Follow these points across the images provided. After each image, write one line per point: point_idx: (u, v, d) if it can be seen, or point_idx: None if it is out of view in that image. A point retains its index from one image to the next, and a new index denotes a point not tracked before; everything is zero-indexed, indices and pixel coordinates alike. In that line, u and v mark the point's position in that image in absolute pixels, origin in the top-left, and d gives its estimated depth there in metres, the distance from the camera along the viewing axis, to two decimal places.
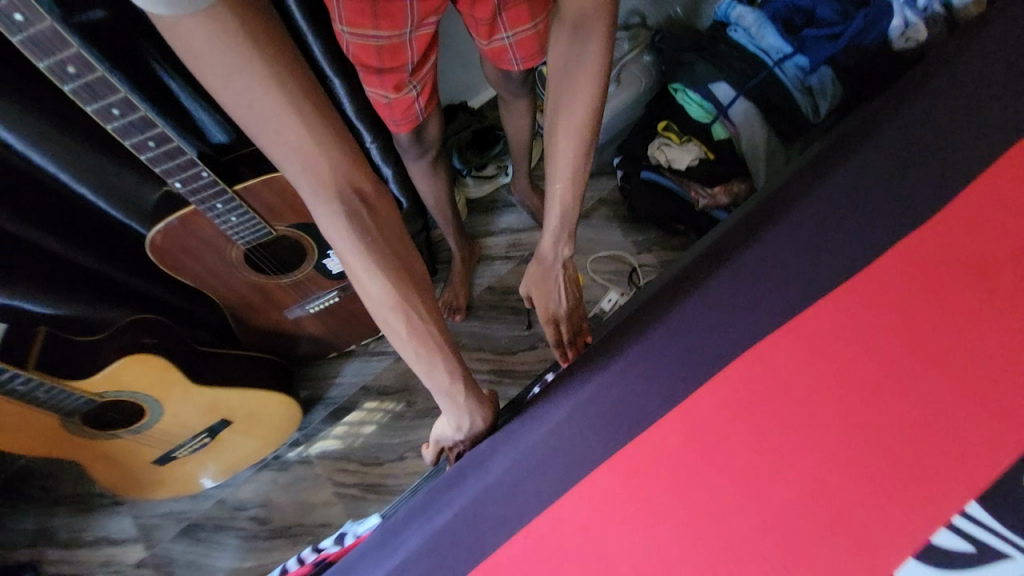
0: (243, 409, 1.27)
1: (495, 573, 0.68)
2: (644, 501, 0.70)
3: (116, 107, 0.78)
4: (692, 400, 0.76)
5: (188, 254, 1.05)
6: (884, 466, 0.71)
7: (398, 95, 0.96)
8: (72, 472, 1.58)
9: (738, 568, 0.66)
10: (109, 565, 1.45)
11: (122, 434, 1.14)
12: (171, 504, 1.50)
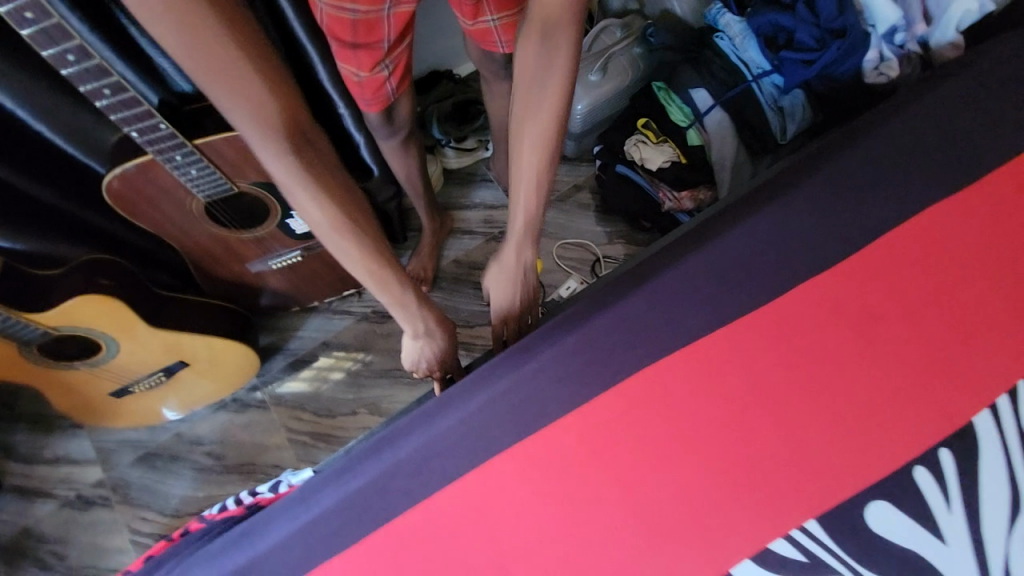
0: (199, 354, 1.32)
1: (395, 535, 0.78)
2: (532, 489, 0.79)
3: (72, 54, 0.77)
4: (592, 406, 0.82)
5: (147, 201, 1.06)
6: (745, 481, 0.80)
7: (370, 75, 0.97)
8: (32, 394, 1.63)
9: (602, 553, 0.77)
10: (67, 482, 1.54)
11: (77, 366, 1.19)
12: (129, 432, 1.57)
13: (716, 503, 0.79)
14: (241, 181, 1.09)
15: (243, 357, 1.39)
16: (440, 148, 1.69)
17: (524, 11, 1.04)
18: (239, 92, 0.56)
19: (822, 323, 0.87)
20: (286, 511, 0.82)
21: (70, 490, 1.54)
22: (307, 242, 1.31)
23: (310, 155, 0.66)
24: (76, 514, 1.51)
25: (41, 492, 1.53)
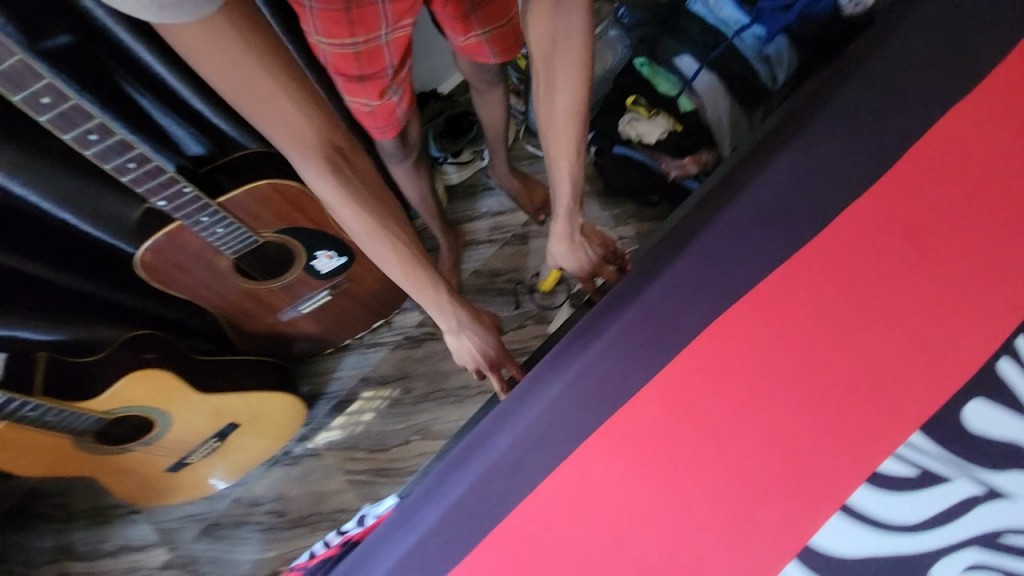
0: (249, 412, 1.31)
1: (508, 533, 0.79)
2: (630, 461, 0.80)
3: (94, 133, 0.78)
4: (672, 366, 0.84)
5: (178, 269, 1.07)
6: (840, 411, 0.80)
7: (381, 102, 0.99)
8: (81, 490, 1.62)
9: (712, 508, 0.78)
10: (135, 570, 1.51)
11: (134, 447, 1.17)
12: (187, 508, 1.55)
13: (815, 437, 0.79)
14: (264, 231, 1.10)
15: (291, 407, 1.37)
16: (440, 166, 1.71)
17: (510, 21, 1.08)
18: (280, 117, 0.66)
19: (868, 246, 0.88)
20: (392, 534, 0.83)
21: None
22: (333, 280, 1.32)
23: (347, 172, 0.75)
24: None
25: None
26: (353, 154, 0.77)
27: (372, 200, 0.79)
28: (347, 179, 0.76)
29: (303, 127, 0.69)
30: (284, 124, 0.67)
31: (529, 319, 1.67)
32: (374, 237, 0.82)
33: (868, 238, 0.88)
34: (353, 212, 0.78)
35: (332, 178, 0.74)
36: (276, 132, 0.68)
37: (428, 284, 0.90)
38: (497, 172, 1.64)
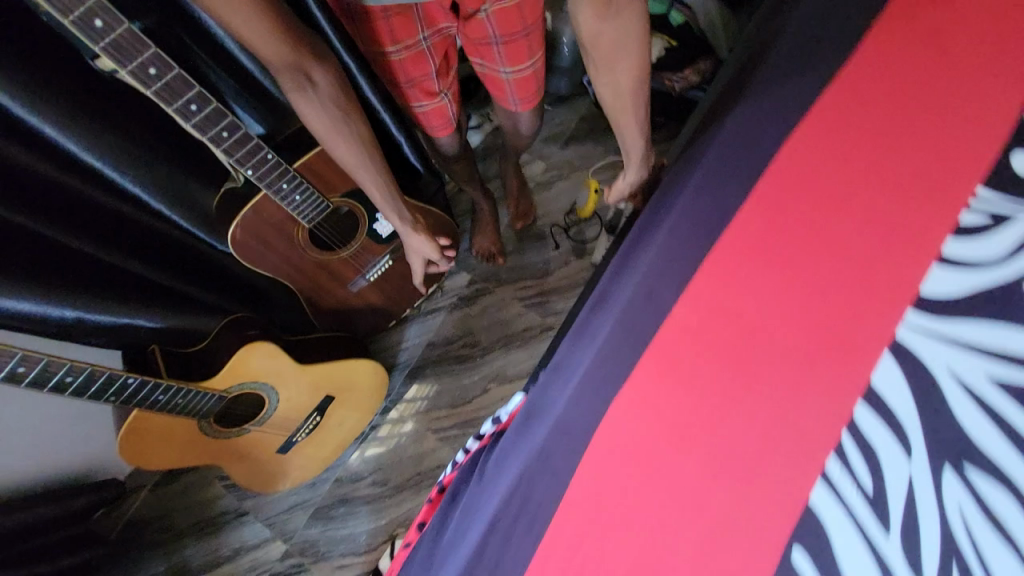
0: (342, 383, 1.36)
1: (636, 382, 0.72)
2: (742, 276, 0.78)
3: (194, 103, 0.85)
4: (762, 183, 0.86)
5: (263, 243, 1.13)
6: (919, 180, 0.81)
7: (432, 102, 1.15)
8: (181, 509, 1.65)
9: (831, 306, 0.73)
10: (255, 568, 1.54)
11: (249, 427, 1.23)
12: (293, 496, 1.61)
13: (922, 209, 0.78)
14: (334, 197, 1.18)
15: (376, 376, 1.42)
16: None
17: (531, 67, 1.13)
18: (250, 31, 0.76)
19: (912, 55, 0.92)
20: (533, 413, 0.79)
21: (260, 574, 1.53)
22: (393, 244, 1.39)
23: (308, 92, 0.86)
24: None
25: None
26: (318, 73, 0.86)
27: (338, 124, 0.92)
28: (308, 97, 0.87)
29: (261, 37, 0.77)
30: (252, 38, 0.77)
31: (572, 256, 1.76)
32: (337, 139, 0.93)
33: (911, 45, 0.93)
34: (319, 114, 0.89)
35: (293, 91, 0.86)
36: (253, 39, 0.78)
37: (372, 185, 1.03)
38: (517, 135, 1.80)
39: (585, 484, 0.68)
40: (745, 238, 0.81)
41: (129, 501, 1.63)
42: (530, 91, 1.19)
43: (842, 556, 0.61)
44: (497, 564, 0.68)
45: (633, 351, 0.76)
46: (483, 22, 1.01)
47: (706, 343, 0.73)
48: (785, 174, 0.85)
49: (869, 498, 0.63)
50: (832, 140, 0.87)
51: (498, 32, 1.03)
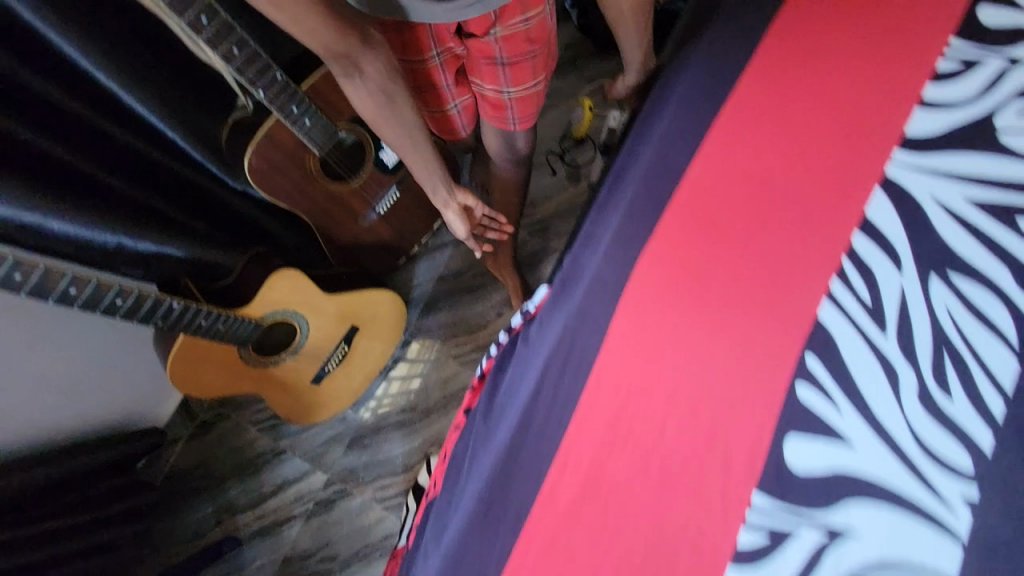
0: (366, 313, 1.43)
1: (660, 238, 0.80)
2: (748, 138, 0.85)
3: (205, 15, 0.87)
4: (758, 56, 0.91)
5: (278, 172, 1.14)
6: (901, 35, 0.87)
7: (444, 115, 1.18)
8: (219, 456, 1.72)
9: (826, 155, 0.81)
10: (302, 498, 1.64)
11: (284, 357, 1.30)
12: (328, 431, 1.69)
13: (902, 61, 0.85)
14: (340, 122, 1.21)
15: (394, 306, 1.49)
16: None
17: (535, 86, 1.11)
18: (304, 30, 0.73)
19: None
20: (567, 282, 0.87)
21: (307, 502, 1.64)
22: (399, 174, 1.42)
23: (357, 81, 0.84)
24: (324, 517, 1.62)
25: (284, 518, 1.62)
26: (366, 61, 0.83)
27: (389, 111, 0.91)
28: (358, 88, 0.86)
29: (319, 36, 0.75)
30: (307, 35, 0.74)
31: (570, 181, 1.81)
32: (382, 123, 0.93)
33: None
34: (368, 100, 0.88)
35: (344, 82, 0.84)
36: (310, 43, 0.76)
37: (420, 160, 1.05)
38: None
39: (623, 326, 0.76)
40: (749, 106, 0.87)
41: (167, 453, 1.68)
42: (531, 109, 1.16)
43: (849, 357, 0.70)
44: (553, 400, 0.75)
45: (654, 213, 0.83)
46: (491, 46, 1.01)
47: (720, 200, 0.81)
48: (782, 44, 0.91)
49: (869, 310, 0.72)
50: (820, 10, 0.92)
51: (502, 49, 1.02)
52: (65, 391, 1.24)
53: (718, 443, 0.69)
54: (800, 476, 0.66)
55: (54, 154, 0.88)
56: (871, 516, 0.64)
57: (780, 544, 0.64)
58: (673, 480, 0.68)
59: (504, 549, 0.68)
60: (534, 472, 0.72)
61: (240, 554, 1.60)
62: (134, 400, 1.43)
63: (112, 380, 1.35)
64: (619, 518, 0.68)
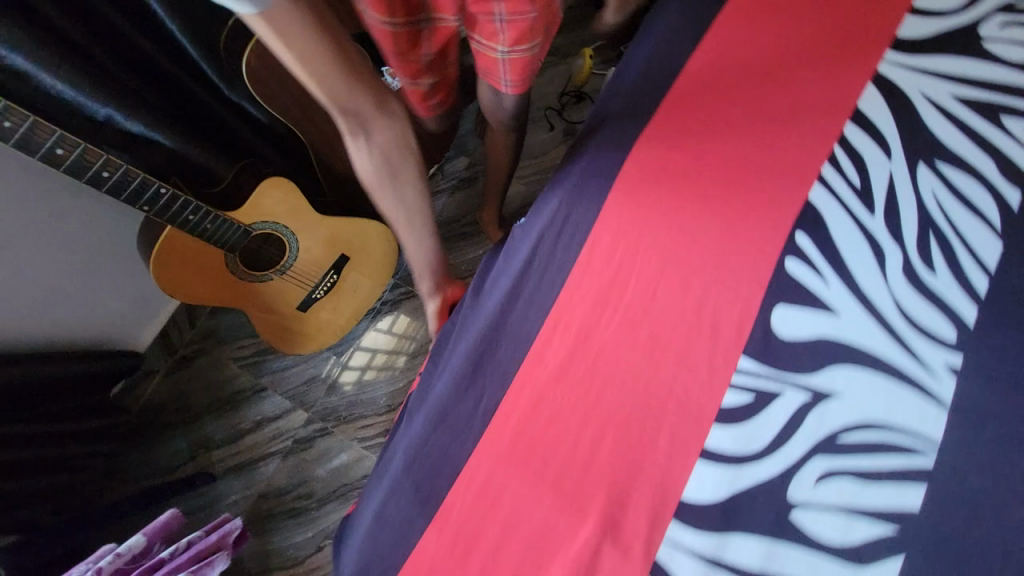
0: (356, 245, 1.37)
1: (657, 127, 0.80)
2: (749, 41, 0.85)
3: None
4: None
5: (279, 83, 1.08)
6: None
7: (414, 85, 0.99)
8: (196, 391, 1.64)
9: (823, 57, 0.81)
10: (281, 435, 1.60)
11: (271, 275, 1.26)
12: (308, 370, 1.64)
13: None
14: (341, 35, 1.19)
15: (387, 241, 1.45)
16: None
17: (535, 45, 0.90)
18: (320, 81, 0.63)
19: None
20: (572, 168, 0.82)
21: (286, 440, 1.60)
22: None
23: (368, 151, 0.77)
24: (302, 455, 1.59)
25: (261, 456, 1.57)
26: (380, 127, 0.76)
27: (391, 182, 0.83)
28: (364, 150, 0.77)
29: (339, 96, 0.67)
30: (321, 88, 0.64)
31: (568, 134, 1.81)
32: (381, 182, 0.83)
33: None
34: (369, 165, 0.80)
35: (352, 142, 0.76)
36: (335, 109, 0.69)
37: (412, 234, 0.94)
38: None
39: (619, 201, 0.75)
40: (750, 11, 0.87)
41: (141, 383, 1.60)
42: (527, 74, 0.94)
43: (837, 236, 0.71)
44: (546, 268, 0.74)
45: (652, 108, 0.83)
46: (489, 6, 0.83)
47: (718, 92, 0.82)
48: None
49: (857, 191, 0.74)
50: None
51: (501, 10, 0.83)
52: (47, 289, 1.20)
53: (708, 310, 0.69)
54: (784, 339, 0.67)
55: (40, 8, 0.82)
56: (855, 380, 0.65)
57: (763, 403, 0.64)
58: (661, 343, 0.68)
59: (489, 406, 0.66)
60: (522, 339, 0.70)
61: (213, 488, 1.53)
62: (117, 317, 1.37)
63: (101, 285, 1.30)
64: (604, 378, 0.67)
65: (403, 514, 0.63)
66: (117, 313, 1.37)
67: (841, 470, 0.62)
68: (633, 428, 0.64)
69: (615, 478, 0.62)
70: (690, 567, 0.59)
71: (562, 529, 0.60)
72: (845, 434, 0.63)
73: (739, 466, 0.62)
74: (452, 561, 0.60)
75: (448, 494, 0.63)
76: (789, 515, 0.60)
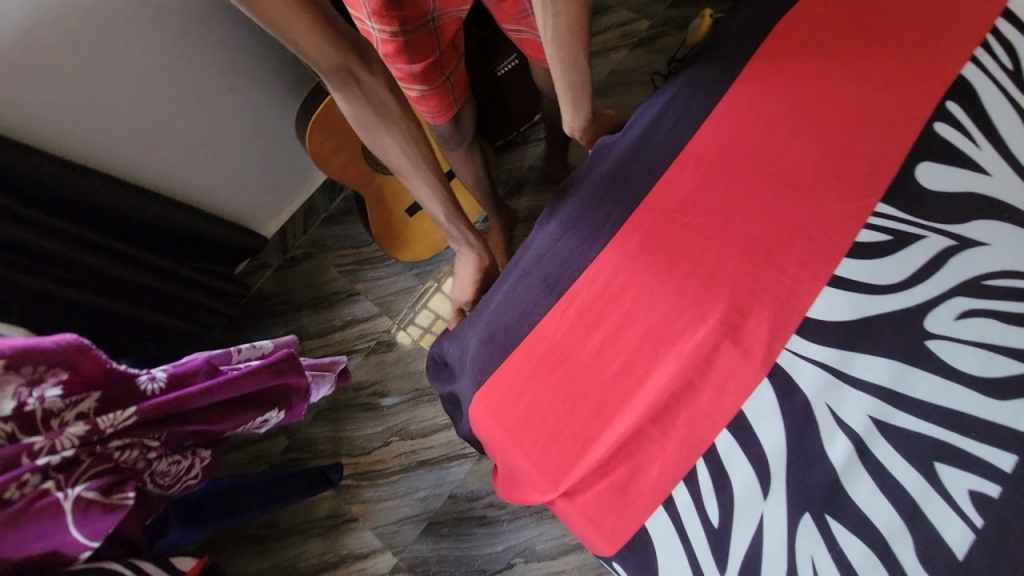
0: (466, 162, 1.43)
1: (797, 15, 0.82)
2: None
3: None
4: None
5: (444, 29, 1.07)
6: None
7: (432, 87, 0.90)
8: (297, 280, 1.52)
9: None
10: (367, 337, 1.45)
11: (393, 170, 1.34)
12: (400, 281, 1.49)
13: None
14: None
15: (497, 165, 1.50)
16: None
17: None
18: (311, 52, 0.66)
19: None
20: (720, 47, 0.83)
21: (370, 341, 1.45)
22: None
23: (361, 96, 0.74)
24: (383, 357, 1.43)
25: (346, 351, 1.44)
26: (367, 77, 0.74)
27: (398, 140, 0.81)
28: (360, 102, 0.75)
29: (322, 57, 0.67)
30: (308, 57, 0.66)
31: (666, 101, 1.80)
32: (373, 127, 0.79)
33: None
34: (367, 118, 0.77)
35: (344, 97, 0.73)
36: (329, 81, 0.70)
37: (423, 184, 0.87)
38: (626, 0, 1.79)
39: (758, 66, 0.78)
40: None
41: (255, 272, 1.49)
42: None
43: (991, 109, 0.71)
44: (681, 115, 0.78)
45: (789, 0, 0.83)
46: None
47: None
48: None
49: (1011, 71, 0.73)
50: None
51: (535, 1, 0.87)
52: (206, 158, 1.21)
53: (848, 161, 0.70)
54: (929, 190, 0.67)
55: None
56: (1002, 232, 0.63)
57: (902, 243, 0.64)
58: (795, 184, 0.69)
59: (618, 219, 0.71)
60: (652, 172, 0.74)
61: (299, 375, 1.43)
62: (253, 199, 1.36)
63: (250, 167, 1.31)
64: (733, 206, 0.70)
65: (528, 299, 0.69)
66: (256, 197, 1.36)
67: (984, 311, 0.60)
68: (758, 252, 0.66)
69: (738, 291, 0.64)
70: (811, 374, 0.59)
71: (681, 325, 0.64)
72: (991, 279, 0.61)
73: (871, 295, 0.62)
74: (572, 337, 0.66)
75: (573, 285, 0.69)
76: (922, 344, 0.59)
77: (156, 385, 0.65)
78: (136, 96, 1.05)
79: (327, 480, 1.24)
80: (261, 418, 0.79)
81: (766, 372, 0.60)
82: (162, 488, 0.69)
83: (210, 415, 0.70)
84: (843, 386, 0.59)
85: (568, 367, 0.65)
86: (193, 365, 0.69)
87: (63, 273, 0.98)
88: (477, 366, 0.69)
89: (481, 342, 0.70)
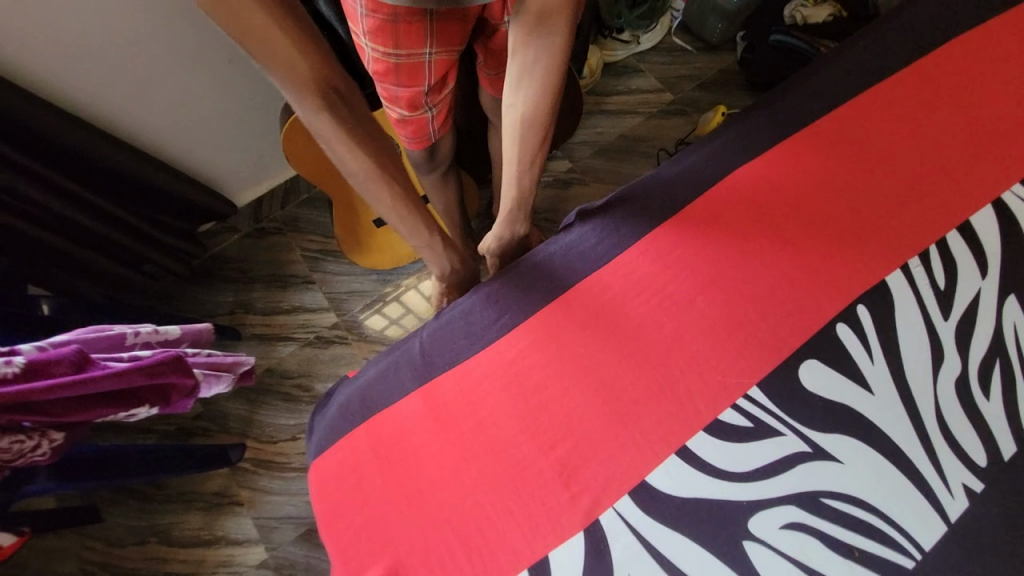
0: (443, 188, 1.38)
1: (751, 174, 0.81)
2: (861, 140, 0.83)
3: None
4: (899, 76, 0.87)
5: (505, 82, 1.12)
6: None
7: (413, 114, 0.89)
8: (260, 252, 1.42)
9: (922, 184, 0.79)
10: (307, 328, 1.36)
11: None
12: (358, 282, 1.39)
13: None
14: None
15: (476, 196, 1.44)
16: (603, 39, 1.62)
17: None
18: (282, 60, 0.57)
19: None
20: (673, 183, 0.82)
21: (309, 332, 1.36)
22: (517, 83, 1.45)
23: (343, 111, 0.65)
24: (317, 352, 1.34)
25: (282, 335, 1.35)
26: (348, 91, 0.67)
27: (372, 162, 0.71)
28: (341, 119, 0.65)
29: (296, 63, 0.58)
30: (279, 65, 0.57)
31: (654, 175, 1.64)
32: (352, 155, 0.70)
33: None
34: (336, 136, 0.67)
35: (323, 112, 0.64)
36: (296, 96, 0.61)
37: (398, 209, 0.78)
38: (659, 69, 1.67)
39: (698, 211, 0.78)
40: (871, 114, 0.85)
41: (219, 234, 1.39)
42: None
43: (901, 323, 0.70)
44: (602, 236, 0.78)
45: (748, 157, 0.83)
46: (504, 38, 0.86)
47: (813, 167, 0.81)
48: (927, 77, 0.87)
49: (938, 292, 0.72)
50: (981, 64, 0.87)
51: None
52: (188, 125, 1.17)
53: (743, 335, 0.70)
54: (806, 388, 0.67)
55: None
56: (862, 453, 0.63)
57: (759, 434, 0.64)
58: (683, 343, 0.70)
59: (506, 325, 0.72)
60: (556, 283, 0.75)
61: (231, 350, 1.33)
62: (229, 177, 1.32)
63: (229, 145, 1.26)
64: (618, 348, 0.70)
65: (397, 378, 0.71)
66: (234, 168, 1.31)
67: (813, 530, 0.60)
68: (623, 400, 0.67)
69: (588, 435, 0.65)
70: (626, 542, 0.60)
71: (524, 453, 0.65)
72: (830, 497, 0.61)
73: (713, 478, 0.62)
74: (419, 428, 0.67)
75: (440, 374, 0.70)
76: (739, 543, 0.60)
77: (9, 369, 0.66)
78: (126, 49, 1.00)
79: (223, 458, 1.19)
80: (128, 411, 0.79)
81: (583, 526, 0.60)
82: (2, 461, 0.71)
83: (63, 407, 0.72)
84: (652, 563, 0.59)
85: (405, 459, 0.66)
86: (58, 353, 0.70)
87: (18, 204, 0.93)
88: (330, 430, 0.71)
89: (339, 410, 0.71)
